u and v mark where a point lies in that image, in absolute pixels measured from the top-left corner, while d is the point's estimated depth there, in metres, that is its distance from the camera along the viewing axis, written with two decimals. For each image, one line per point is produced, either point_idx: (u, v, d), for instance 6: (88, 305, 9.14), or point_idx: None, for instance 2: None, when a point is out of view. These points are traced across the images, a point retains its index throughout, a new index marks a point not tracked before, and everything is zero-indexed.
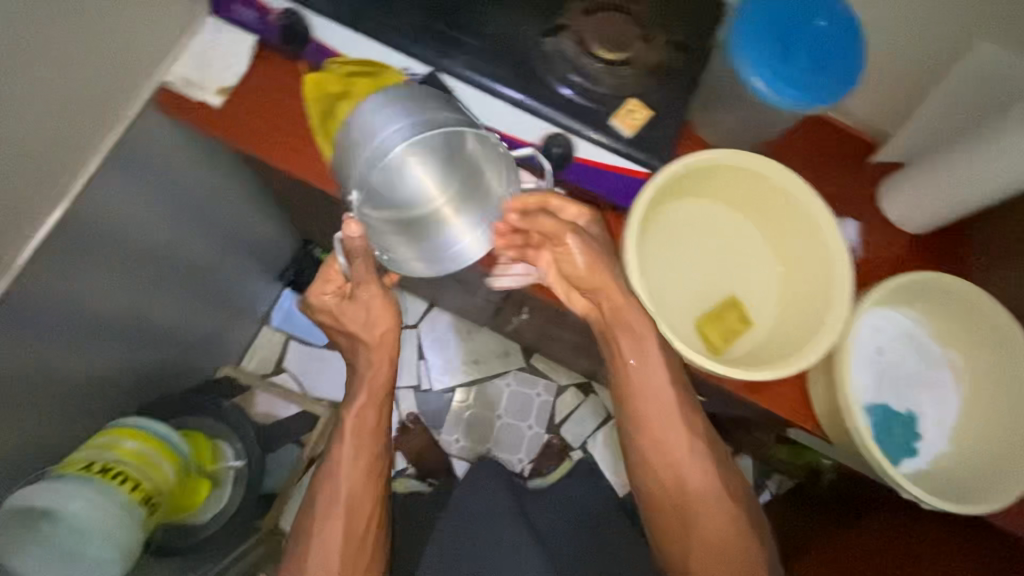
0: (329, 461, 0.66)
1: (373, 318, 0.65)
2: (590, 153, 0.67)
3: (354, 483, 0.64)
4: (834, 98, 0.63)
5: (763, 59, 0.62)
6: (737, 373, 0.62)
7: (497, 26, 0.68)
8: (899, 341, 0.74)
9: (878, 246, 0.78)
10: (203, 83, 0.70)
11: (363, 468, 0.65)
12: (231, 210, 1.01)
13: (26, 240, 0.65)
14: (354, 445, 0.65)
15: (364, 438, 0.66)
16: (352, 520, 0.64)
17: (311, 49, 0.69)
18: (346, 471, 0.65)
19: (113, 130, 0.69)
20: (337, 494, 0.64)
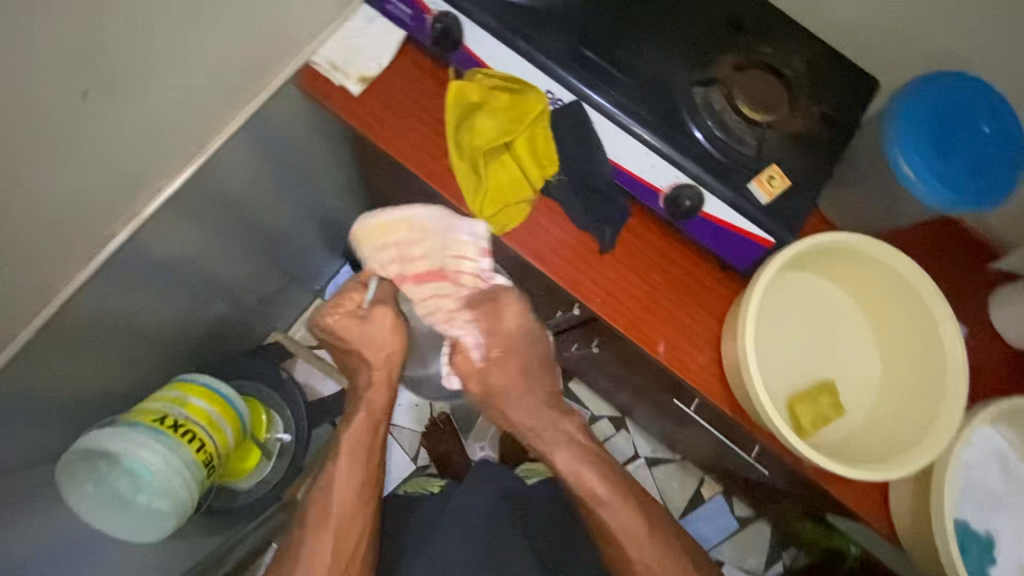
0: (324, 472, 0.67)
1: (381, 340, 0.68)
2: (717, 210, 0.65)
3: (343, 505, 0.66)
4: (976, 208, 0.61)
5: (919, 148, 0.61)
6: (826, 464, 0.60)
7: (650, 65, 0.67)
8: (990, 458, 0.69)
9: (983, 353, 0.71)
10: (346, 67, 0.70)
11: (351, 489, 0.66)
12: (318, 182, 0.99)
13: (153, 191, 0.65)
14: (347, 463, 0.67)
15: (368, 457, 0.68)
16: (340, 535, 0.65)
17: (457, 54, 0.68)
18: (340, 489, 0.66)
19: (256, 99, 0.68)
20: (329, 515, 0.65)
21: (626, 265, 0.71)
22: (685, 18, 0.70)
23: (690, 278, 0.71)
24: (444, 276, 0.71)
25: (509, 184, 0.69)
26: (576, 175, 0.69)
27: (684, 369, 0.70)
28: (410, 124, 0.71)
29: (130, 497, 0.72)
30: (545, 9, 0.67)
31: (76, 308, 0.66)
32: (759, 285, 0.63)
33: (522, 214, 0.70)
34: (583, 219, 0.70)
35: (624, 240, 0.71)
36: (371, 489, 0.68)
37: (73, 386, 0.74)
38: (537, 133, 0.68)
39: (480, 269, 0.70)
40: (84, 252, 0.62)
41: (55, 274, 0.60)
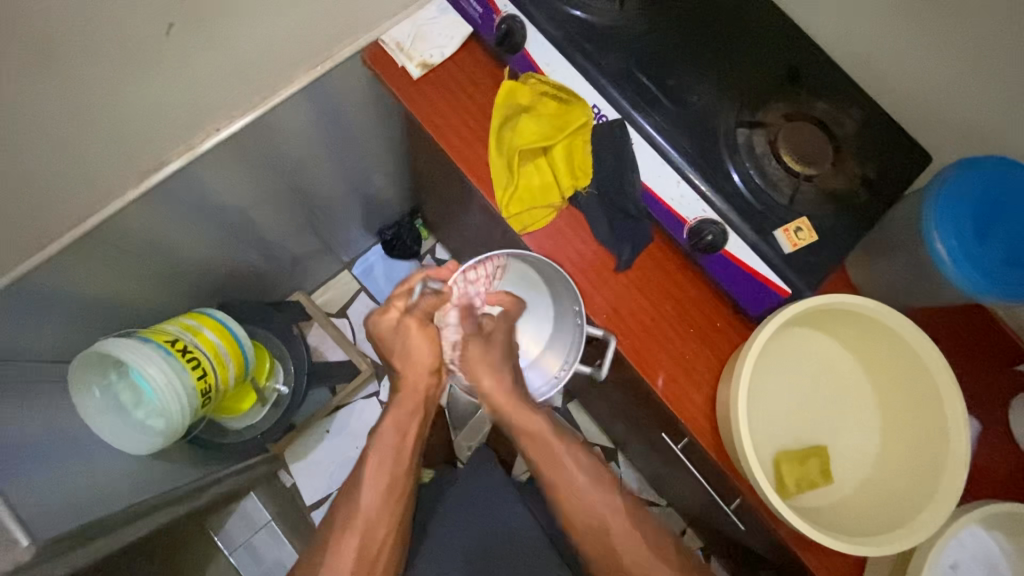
0: (353, 476, 0.68)
1: (414, 346, 0.70)
2: (738, 251, 0.65)
3: (372, 508, 0.65)
4: (1007, 300, 0.59)
5: (955, 227, 0.59)
6: (807, 529, 0.58)
7: (701, 99, 0.68)
8: (979, 563, 0.64)
9: (992, 456, 0.67)
10: (411, 51, 0.74)
11: (380, 494, 0.66)
12: (368, 158, 1.03)
13: (212, 130, 0.69)
14: (376, 466, 0.67)
15: (401, 461, 0.68)
16: (365, 537, 0.64)
17: (515, 58, 0.71)
18: (368, 492, 0.66)
19: (323, 65, 0.73)
20: (355, 517, 0.65)
21: (636, 290, 0.71)
22: (745, 61, 0.71)
23: (699, 314, 0.71)
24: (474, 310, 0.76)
25: (540, 188, 0.71)
26: (606, 191, 0.70)
27: (675, 404, 0.69)
28: (459, 115, 0.74)
29: (129, 410, 0.76)
30: (609, 30, 0.70)
31: (122, 222, 0.71)
32: (766, 332, 0.62)
33: (547, 219, 0.72)
34: (605, 236, 0.71)
35: (639, 264, 0.72)
36: (400, 486, 0.68)
37: (100, 293, 0.79)
38: (576, 145, 0.70)
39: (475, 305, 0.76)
40: (138, 172, 0.66)
41: (108, 185, 0.65)
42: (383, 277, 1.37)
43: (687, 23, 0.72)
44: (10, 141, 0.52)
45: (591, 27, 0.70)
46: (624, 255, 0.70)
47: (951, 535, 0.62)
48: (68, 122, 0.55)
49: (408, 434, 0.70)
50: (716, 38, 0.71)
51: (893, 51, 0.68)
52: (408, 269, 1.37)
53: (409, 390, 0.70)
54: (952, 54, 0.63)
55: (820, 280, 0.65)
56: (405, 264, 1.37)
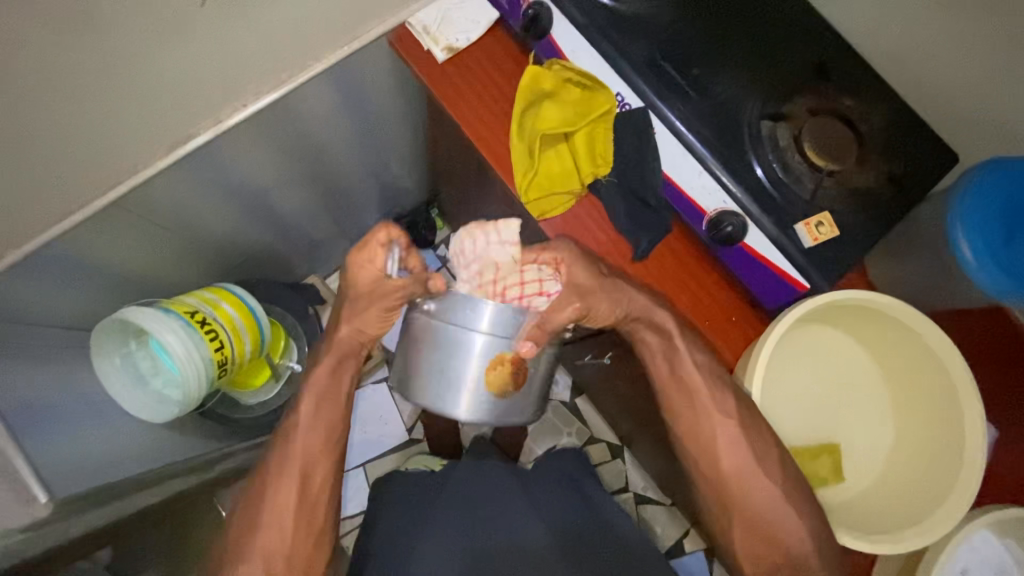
0: (286, 421, 0.67)
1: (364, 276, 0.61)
2: (758, 243, 0.65)
3: (309, 447, 0.65)
4: None
5: (979, 225, 0.59)
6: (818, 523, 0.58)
7: (725, 90, 0.68)
8: (991, 571, 0.63)
9: (1007, 463, 0.66)
10: (437, 34, 0.74)
11: (317, 438, 0.66)
12: (389, 144, 1.04)
13: (239, 104, 0.70)
14: (312, 410, 0.66)
15: (332, 407, 0.67)
16: (303, 487, 0.64)
17: (541, 44, 0.71)
18: (301, 435, 0.66)
19: (350, 45, 0.73)
20: (291, 459, 0.65)
21: (653, 279, 0.71)
22: (772, 54, 0.70)
23: (715, 306, 0.71)
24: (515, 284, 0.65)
25: (560, 174, 0.71)
26: (626, 179, 0.70)
27: None
28: (482, 99, 0.74)
29: (147, 377, 0.77)
30: (635, 19, 0.70)
31: (148, 193, 0.72)
32: (782, 326, 0.62)
33: (565, 205, 0.72)
34: (623, 225, 0.71)
35: (657, 253, 0.72)
36: (338, 438, 0.67)
37: (123, 263, 0.80)
38: (598, 133, 0.70)
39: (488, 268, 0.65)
40: (166, 142, 0.67)
41: (136, 153, 0.66)
42: None
43: (715, 12, 0.71)
44: (46, 100, 0.53)
45: (619, 15, 0.70)
46: (642, 244, 0.70)
47: (963, 541, 0.61)
48: (102, 86, 0.56)
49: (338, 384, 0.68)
50: (744, 30, 0.71)
51: (924, 49, 0.67)
52: None
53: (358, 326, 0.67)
54: (986, 53, 0.62)
55: (839, 275, 0.65)
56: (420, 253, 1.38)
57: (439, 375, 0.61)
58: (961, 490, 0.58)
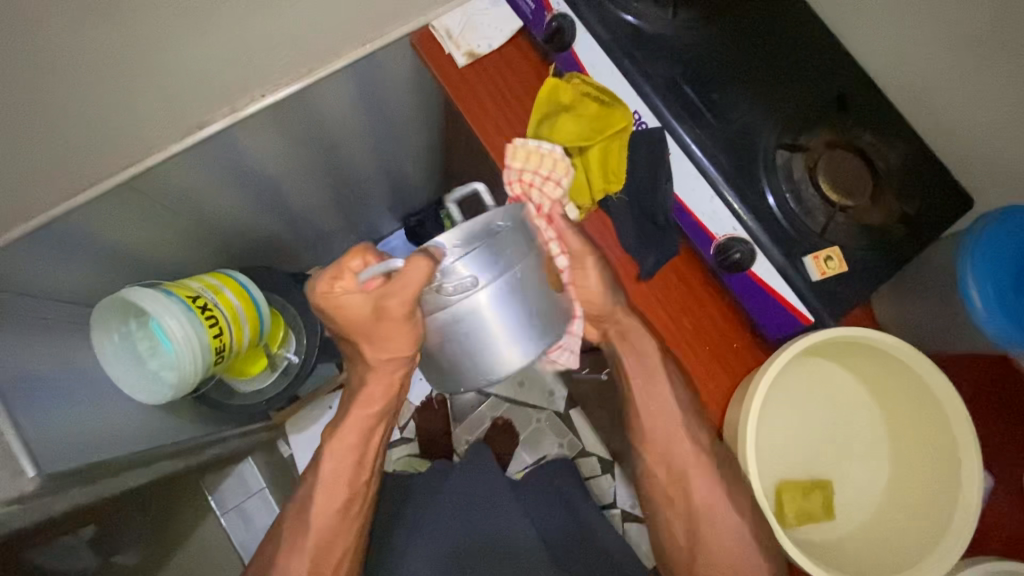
0: (303, 493, 0.74)
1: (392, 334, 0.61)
2: (764, 272, 0.64)
3: (319, 526, 0.73)
4: None
5: (994, 272, 0.58)
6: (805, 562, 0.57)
7: (743, 116, 0.68)
8: None
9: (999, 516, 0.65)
10: (459, 39, 0.74)
11: (334, 509, 0.73)
12: (404, 144, 1.04)
13: (257, 94, 0.70)
14: (325, 488, 0.73)
15: (345, 496, 0.74)
16: (317, 562, 0.72)
17: (562, 56, 0.71)
18: (319, 517, 0.73)
19: (371, 44, 0.73)
20: (304, 539, 0.72)
21: (657, 300, 0.71)
22: (793, 83, 0.70)
23: (718, 332, 0.70)
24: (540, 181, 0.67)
25: (572, 188, 0.71)
26: (637, 199, 0.70)
27: (683, 420, 0.68)
28: (499, 108, 0.74)
29: (144, 359, 0.76)
30: (658, 38, 0.70)
31: (159, 176, 0.72)
32: (784, 358, 0.61)
33: (575, 219, 0.72)
34: (631, 243, 0.71)
35: (663, 274, 0.71)
36: (355, 508, 0.74)
37: (130, 244, 0.81)
38: (613, 149, 0.69)
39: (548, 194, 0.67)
40: (179, 128, 0.67)
41: (150, 137, 0.66)
42: None
43: (739, 37, 0.71)
44: (62, 77, 0.54)
45: (642, 33, 0.70)
46: (648, 264, 0.70)
47: None
48: (121, 69, 0.56)
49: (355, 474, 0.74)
50: (767, 57, 0.71)
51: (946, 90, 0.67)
52: None
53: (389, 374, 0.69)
54: (1008, 99, 0.61)
55: (844, 311, 0.64)
56: None
57: (532, 322, 0.58)
58: (951, 541, 0.58)
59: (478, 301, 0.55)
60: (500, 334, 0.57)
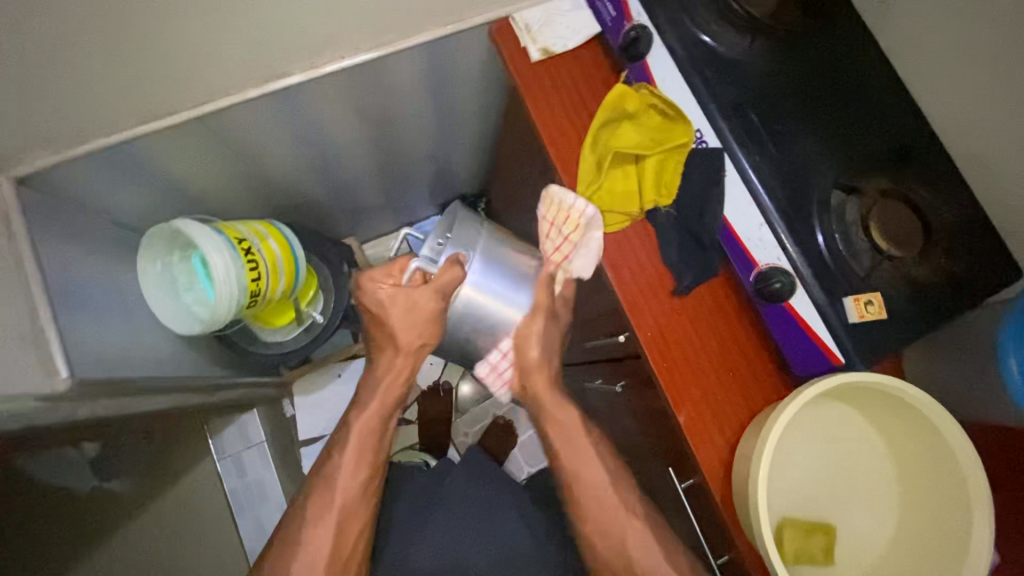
0: (329, 465, 0.76)
1: (415, 321, 0.75)
2: (801, 306, 0.65)
3: (346, 496, 0.74)
4: None
5: None
6: None
7: (805, 150, 0.68)
8: None
9: None
10: (537, 34, 0.76)
11: (356, 484, 0.75)
12: (459, 132, 1.07)
13: (337, 55, 0.72)
14: (354, 455, 0.76)
15: (347, 508, 0.74)
16: (340, 534, 0.73)
17: (633, 66, 0.73)
18: (342, 491, 0.75)
19: (452, 26, 0.75)
20: (332, 506, 0.74)
21: (688, 318, 0.71)
22: (857, 127, 0.70)
23: (743, 360, 0.70)
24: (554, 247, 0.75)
25: (622, 194, 0.71)
26: (685, 215, 0.70)
27: (696, 440, 0.68)
28: (563, 107, 0.76)
29: (179, 291, 0.79)
30: (732, 62, 0.71)
31: (229, 118, 0.75)
32: (808, 394, 0.61)
33: (621, 224, 0.72)
34: (672, 257, 0.71)
35: (698, 294, 0.72)
36: (375, 480, 0.77)
37: (186, 179, 0.83)
38: (668, 163, 0.70)
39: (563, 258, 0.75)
40: (259, 75, 0.70)
41: (232, 79, 0.68)
42: None
43: (811, 74, 0.72)
44: None
45: (716, 56, 0.71)
46: (685, 281, 0.71)
47: None
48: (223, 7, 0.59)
49: (354, 477, 0.75)
50: (836, 98, 0.71)
51: None
52: None
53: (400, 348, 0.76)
54: None
55: (874, 358, 0.64)
56: None
57: (512, 270, 0.78)
58: None
59: (467, 293, 0.77)
60: (491, 298, 0.78)
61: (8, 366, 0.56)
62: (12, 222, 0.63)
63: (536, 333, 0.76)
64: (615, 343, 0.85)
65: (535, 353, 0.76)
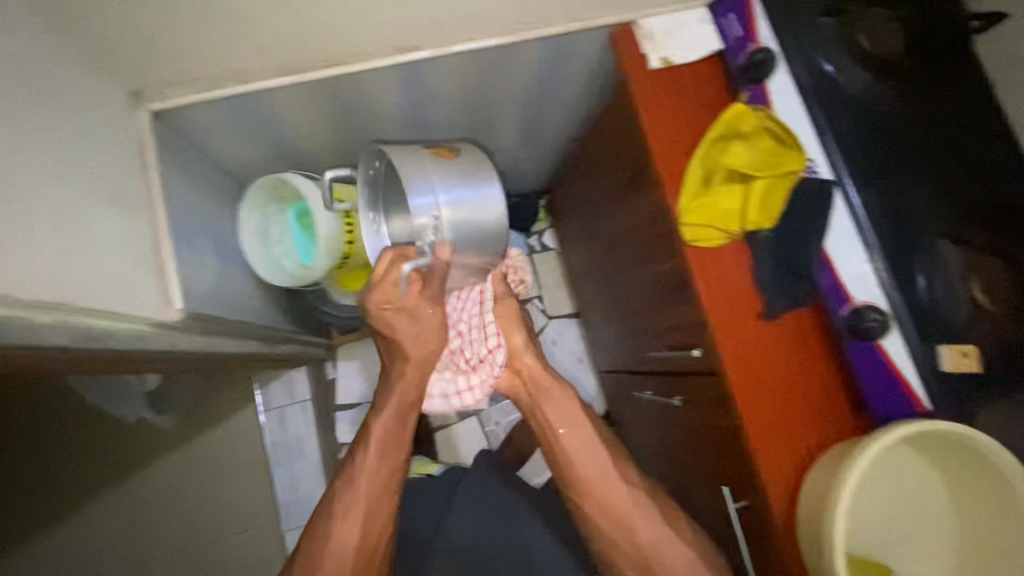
0: (352, 464, 0.79)
1: (423, 333, 0.74)
2: (893, 347, 0.66)
3: (371, 491, 0.78)
4: None
5: None
6: None
7: (918, 195, 0.69)
8: None
9: None
10: (659, 43, 0.77)
11: (379, 481, 0.78)
12: (544, 128, 1.10)
13: (466, 37, 0.74)
14: (376, 452, 0.79)
15: (372, 501, 0.78)
16: (369, 525, 0.77)
17: (753, 87, 0.73)
18: (370, 485, 0.78)
19: (578, 23, 0.76)
20: (359, 500, 0.77)
21: (772, 342, 0.72)
22: (969, 180, 0.70)
23: (821, 392, 0.71)
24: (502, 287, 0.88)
25: (724, 211, 0.72)
26: (784, 241, 0.71)
27: (763, 463, 0.69)
28: (674, 117, 0.77)
29: (271, 241, 0.82)
30: (856, 99, 0.71)
31: (351, 85, 0.76)
32: (894, 434, 0.60)
33: (718, 241, 0.73)
34: (764, 281, 0.72)
35: (785, 320, 0.72)
36: (395, 477, 0.80)
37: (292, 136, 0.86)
38: (775, 187, 0.71)
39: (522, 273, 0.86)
40: (392, 47, 0.71)
41: (367, 47, 0.70)
42: None
43: (933, 120, 0.72)
44: None
45: (840, 91, 0.71)
46: (774, 306, 0.72)
47: None
48: None
49: (375, 474, 0.78)
50: (954, 148, 0.71)
51: None
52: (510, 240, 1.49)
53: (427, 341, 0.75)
54: None
55: (961, 410, 0.65)
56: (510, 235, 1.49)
57: (469, 177, 0.73)
58: None
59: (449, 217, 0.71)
60: (467, 208, 0.72)
61: (141, 288, 0.59)
62: (147, 153, 0.65)
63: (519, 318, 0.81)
64: (681, 356, 0.86)
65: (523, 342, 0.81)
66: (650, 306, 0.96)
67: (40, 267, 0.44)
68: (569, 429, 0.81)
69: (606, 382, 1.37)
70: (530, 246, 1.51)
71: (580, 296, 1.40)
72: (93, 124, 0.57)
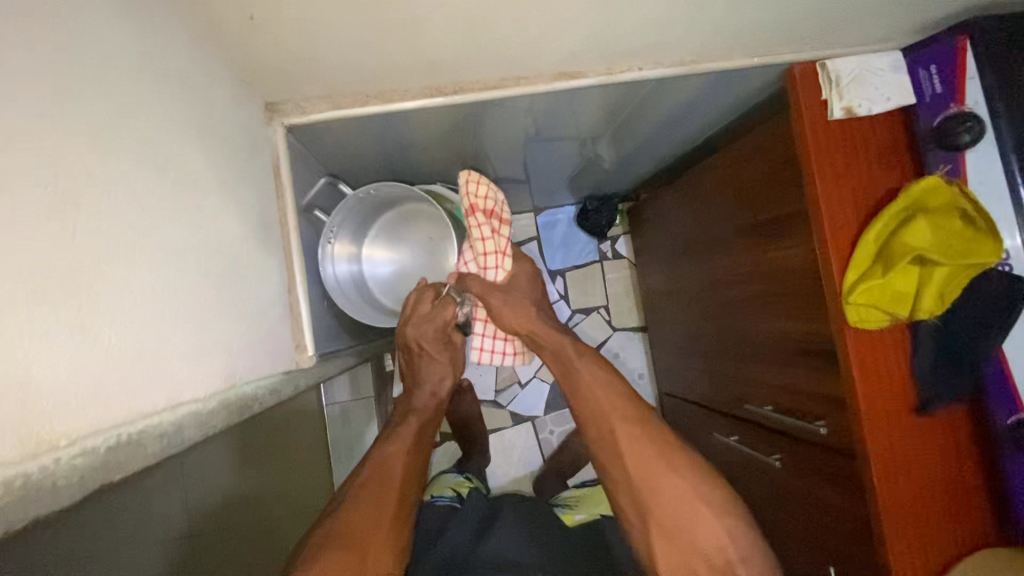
0: (377, 450, 0.76)
1: (453, 355, 0.88)
2: None
3: (397, 466, 0.74)
4: None
5: None
6: None
7: None
8: None
9: None
10: (845, 89, 0.69)
11: (402, 458, 0.76)
12: (659, 146, 1.01)
13: (635, 66, 0.65)
14: (406, 431, 0.79)
15: (393, 480, 0.73)
16: (383, 497, 0.70)
17: (949, 155, 0.65)
18: (393, 462, 0.75)
19: (755, 58, 0.69)
20: (384, 480, 0.72)
21: (921, 439, 0.67)
22: None
23: (965, 497, 0.67)
24: (492, 245, 0.79)
25: (895, 294, 0.65)
26: (959, 337, 0.64)
27: (900, 561, 0.66)
28: (848, 176, 0.70)
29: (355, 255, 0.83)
30: None
31: (497, 105, 0.68)
32: None
33: (881, 323, 0.67)
34: (925, 376, 0.67)
35: (940, 419, 0.68)
36: (415, 446, 0.78)
37: (412, 144, 0.79)
38: (960, 276, 0.63)
39: (486, 202, 0.77)
40: (556, 71, 0.63)
41: (531, 72, 0.61)
42: (560, 238, 1.42)
43: None
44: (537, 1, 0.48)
45: None
46: (933, 404, 0.66)
47: None
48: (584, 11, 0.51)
49: (404, 450, 0.76)
50: None
51: None
52: (584, 243, 1.43)
53: (443, 355, 0.86)
54: None
55: None
56: (585, 238, 1.43)
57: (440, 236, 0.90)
58: None
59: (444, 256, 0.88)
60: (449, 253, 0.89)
61: (280, 335, 0.53)
62: (281, 172, 0.59)
63: (508, 305, 0.80)
64: (799, 424, 0.82)
65: (526, 320, 0.80)
66: (761, 358, 0.90)
67: (209, 355, 0.39)
68: (609, 423, 0.75)
69: (671, 406, 1.34)
70: (603, 251, 1.45)
71: (654, 313, 1.35)
72: (241, 156, 0.50)
